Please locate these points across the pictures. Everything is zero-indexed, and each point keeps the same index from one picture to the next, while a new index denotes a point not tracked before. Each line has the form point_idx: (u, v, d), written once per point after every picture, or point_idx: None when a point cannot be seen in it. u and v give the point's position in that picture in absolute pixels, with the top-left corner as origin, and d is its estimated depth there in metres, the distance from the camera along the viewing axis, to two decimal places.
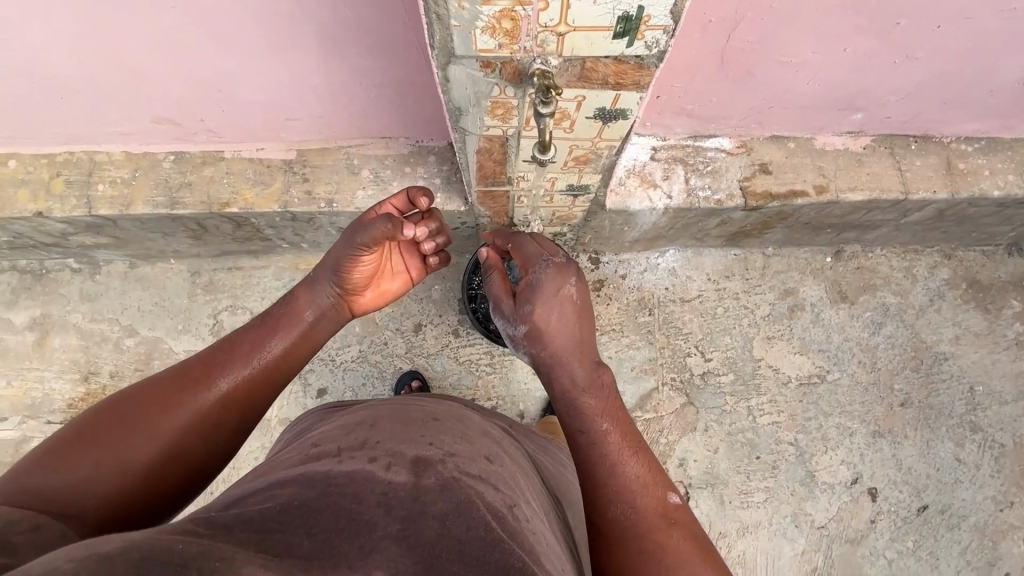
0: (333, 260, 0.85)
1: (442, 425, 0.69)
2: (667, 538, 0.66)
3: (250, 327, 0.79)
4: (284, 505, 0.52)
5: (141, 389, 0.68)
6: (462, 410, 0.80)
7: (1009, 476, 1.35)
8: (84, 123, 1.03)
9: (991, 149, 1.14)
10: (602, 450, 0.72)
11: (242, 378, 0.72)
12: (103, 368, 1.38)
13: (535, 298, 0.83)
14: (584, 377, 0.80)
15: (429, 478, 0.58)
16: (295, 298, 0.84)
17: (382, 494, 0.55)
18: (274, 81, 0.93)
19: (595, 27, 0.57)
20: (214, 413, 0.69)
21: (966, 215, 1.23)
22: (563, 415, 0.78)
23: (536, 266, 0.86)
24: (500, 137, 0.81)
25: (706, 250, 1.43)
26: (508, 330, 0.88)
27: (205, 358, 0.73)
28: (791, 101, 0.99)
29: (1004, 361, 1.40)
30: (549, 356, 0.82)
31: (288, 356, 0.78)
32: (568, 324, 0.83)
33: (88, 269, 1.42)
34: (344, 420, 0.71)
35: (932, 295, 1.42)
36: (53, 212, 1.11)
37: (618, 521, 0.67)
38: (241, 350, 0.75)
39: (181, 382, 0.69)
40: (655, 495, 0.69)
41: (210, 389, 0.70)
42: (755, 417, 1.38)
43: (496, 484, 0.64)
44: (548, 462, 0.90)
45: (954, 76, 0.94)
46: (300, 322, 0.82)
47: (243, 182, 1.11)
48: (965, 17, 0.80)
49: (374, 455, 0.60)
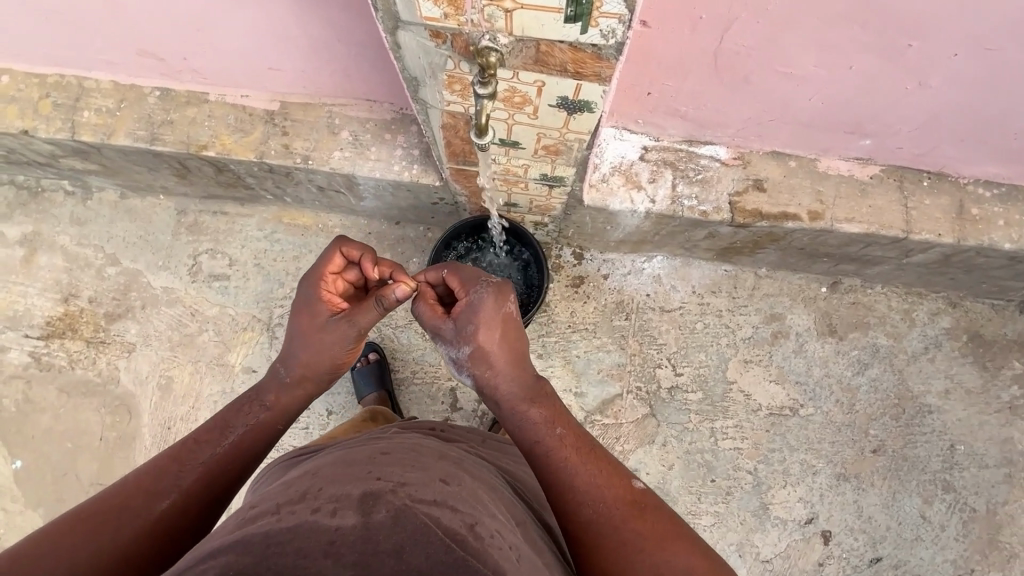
0: (299, 358, 0.79)
1: (392, 457, 0.66)
2: (638, 524, 0.67)
3: (203, 431, 0.74)
4: None
5: (76, 514, 0.63)
6: (422, 439, 0.76)
7: (974, 542, 1.28)
8: (71, 47, 1.03)
9: (1011, 197, 1.05)
10: (560, 457, 0.73)
11: (194, 494, 0.69)
12: (83, 292, 1.41)
13: (477, 319, 0.80)
14: (527, 388, 0.79)
15: (379, 513, 0.56)
16: (252, 397, 0.79)
17: (330, 544, 0.52)
18: (253, 29, 0.91)
19: (543, 7, 0.53)
20: (159, 535, 0.65)
21: (974, 264, 1.14)
22: (516, 433, 0.78)
23: (475, 288, 0.81)
24: (463, 115, 0.77)
25: (695, 262, 1.37)
26: (451, 355, 0.84)
27: (149, 474, 0.68)
28: (791, 116, 0.93)
29: (992, 424, 1.31)
30: (495, 375, 0.79)
31: (244, 465, 0.74)
32: (510, 342, 0.81)
33: (81, 193, 1.45)
34: (288, 475, 0.67)
35: (928, 343, 1.34)
36: (39, 132, 1.12)
37: (591, 521, 0.69)
38: (190, 467, 0.70)
39: (124, 508, 0.64)
40: (620, 485, 0.71)
41: (155, 510, 0.65)
42: (716, 439, 1.33)
43: (455, 505, 0.60)
44: (520, 467, 0.88)
45: (972, 112, 0.86)
46: (264, 427, 0.77)
47: (223, 127, 1.10)
48: (985, 47, 0.72)
49: (317, 505, 0.57)
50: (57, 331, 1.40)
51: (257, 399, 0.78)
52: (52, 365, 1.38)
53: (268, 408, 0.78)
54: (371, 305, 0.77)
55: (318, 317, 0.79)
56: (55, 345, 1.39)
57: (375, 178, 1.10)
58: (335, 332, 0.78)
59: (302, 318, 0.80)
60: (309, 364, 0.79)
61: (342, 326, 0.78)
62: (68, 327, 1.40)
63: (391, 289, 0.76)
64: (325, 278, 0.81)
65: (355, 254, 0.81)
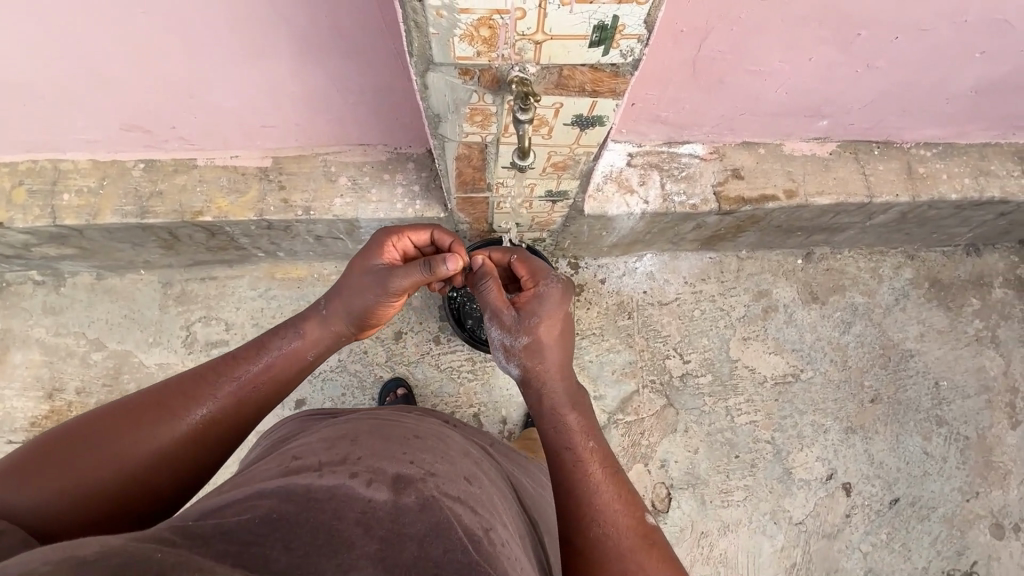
0: (340, 291, 0.85)
1: (423, 444, 0.71)
2: (646, 558, 0.69)
3: (243, 350, 0.77)
4: (264, 519, 0.52)
5: (118, 409, 0.67)
6: (445, 430, 0.80)
7: (973, 467, 1.40)
8: (46, 130, 1.00)
9: (948, 153, 1.20)
10: (586, 468, 0.76)
11: (226, 407, 0.71)
12: (68, 384, 1.33)
13: (542, 313, 0.85)
14: (568, 395, 0.84)
15: (408, 496, 0.59)
16: (291, 323, 0.82)
17: (361, 513, 0.55)
18: (247, 88, 0.92)
19: (571, 35, 0.58)
20: (194, 443, 0.68)
21: (927, 217, 1.28)
22: (552, 433, 0.80)
23: (545, 281, 0.89)
24: (480, 144, 0.81)
25: (682, 254, 1.45)
26: (503, 341, 0.87)
27: (187, 381, 0.71)
28: (759, 109, 1.03)
29: (965, 357, 1.46)
30: (546, 371, 0.84)
31: (273, 391, 0.76)
32: (565, 340, 0.87)
33: (53, 281, 1.37)
34: (325, 434, 0.71)
35: (897, 294, 1.48)
36: (15, 223, 1.07)
37: (599, 541, 0.70)
38: (225, 380, 0.73)
39: (161, 411, 0.67)
40: (634, 517, 0.73)
41: (189, 419, 0.68)
42: (733, 416, 1.40)
43: (475, 506, 0.63)
44: (527, 483, 0.89)
45: (910, 86, 0.98)
46: (295, 356, 0.79)
47: (217, 191, 1.09)
48: (921, 28, 0.84)
49: (355, 471, 0.61)
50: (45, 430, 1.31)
51: (294, 325, 0.81)
52: None
53: (301, 336, 0.80)
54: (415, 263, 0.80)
55: (370, 260, 0.84)
56: None
57: (379, 219, 1.12)
58: (372, 274, 0.83)
59: (358, 259, 0.86)
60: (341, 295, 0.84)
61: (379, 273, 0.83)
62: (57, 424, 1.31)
63: (441, 259, 0.79)
64: (399, 236, 0.86)
65: (429, 232, 0.88)
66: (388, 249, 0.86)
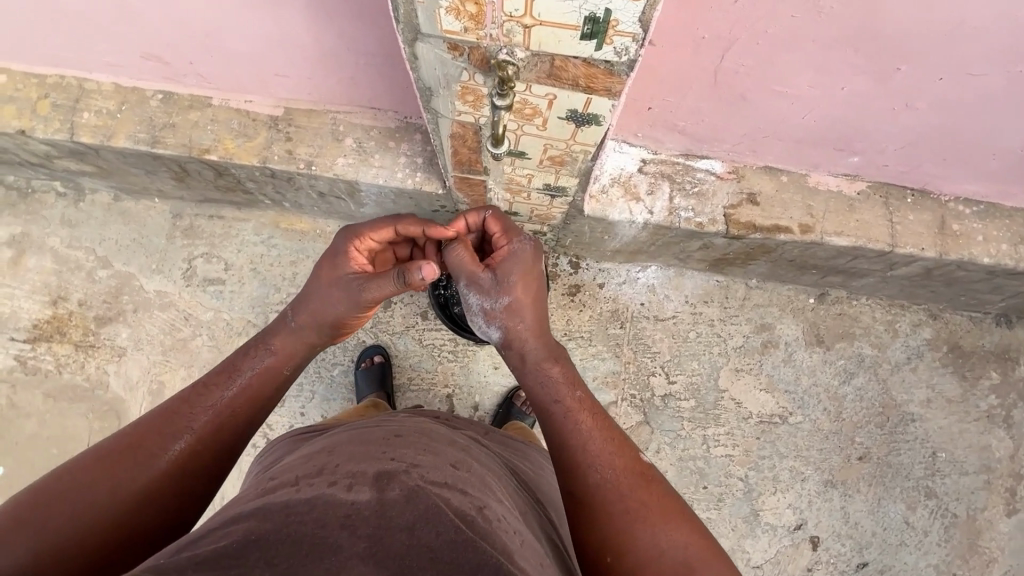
0: (309, 305, 0.84)
1: (404, 440, 0.69)
2: (646, 494, 0.69)
3: (211, 375, 0.77)
4: (243, 540, 0.51)
5: (91, 457, 0.66)
6: (432, 427, 0.78)
7: (955, 547, 1.33)
8: (73, 48, 1.03)
9: (989, 214, 1.10)
10: (577, 417, 0.77)
11: (204, 436, 0.72)
12: (73, 294, 1.39)
13: (519, 268, 0.85)
14: (550, 349, 0.84)
15: (392, 491, 0.58)
16: (257, 344, 0.81)
17: (345, 515, 0.54)
18: (263, 36, 0.91)
19: (562, 24, 0.55)
20: (177, 476, 0.69)
21: (955, 278, 1.19)
22: (537, 388, 0.81)
23: (518, 237, 0.88)
24: (473, 125, 0.79)
25: (688, 272, 1.40)
26: (483, 305, 0.86)
27: (158, 420, 0.71)
28: (784, 133, 0.97)
29: (971, 432, 1.36)
30: (525, 329, 0.84)
31: (252, 411, 0.77)
32: (540, 299, 0.86)
33: (73, 195, 1.42)
34: (305, 452, 0.69)
35: (910, 353, 1.39)
36: (36, 132, 1.11)
37: (598, 485, 0.70)
38: (200, 410, 0.73)
39: (136, 454, 0.67)
40: (628, 456, 0.73)
41: (167, 455, 0.69)
42: (708, 446, 1.36)
43: (463, 489, 0.62)
44: (526, 467, 0.87)
45: (952, 134, 0.91)
46: (269, 372, 0.79)
47: (226, 132, 1.11)
48: (968, 72, 0.77)
49: (334, 479, 0.59)
50: (45, 334, 1.37)
51: (261, 345, 0.81)
52: (39, 369, 1.36)
53: (272, 353, 0.81)
54: (388, 277, 0.81)
55: (338, 270, 0.85)
56: (42, 348, 1.37)
57: (378, 185, 1.11)
58: (346, 287, 0.83)
59: (324, 267, 0.86)
60: (313, 311, 0.84)
61: (354, 286, 0.83)
62: (56, 330, 1.38)
63: (415, 265, 0.80)
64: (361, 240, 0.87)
65: (391, 228, 0.88)
66: (352, 250, 0.86)
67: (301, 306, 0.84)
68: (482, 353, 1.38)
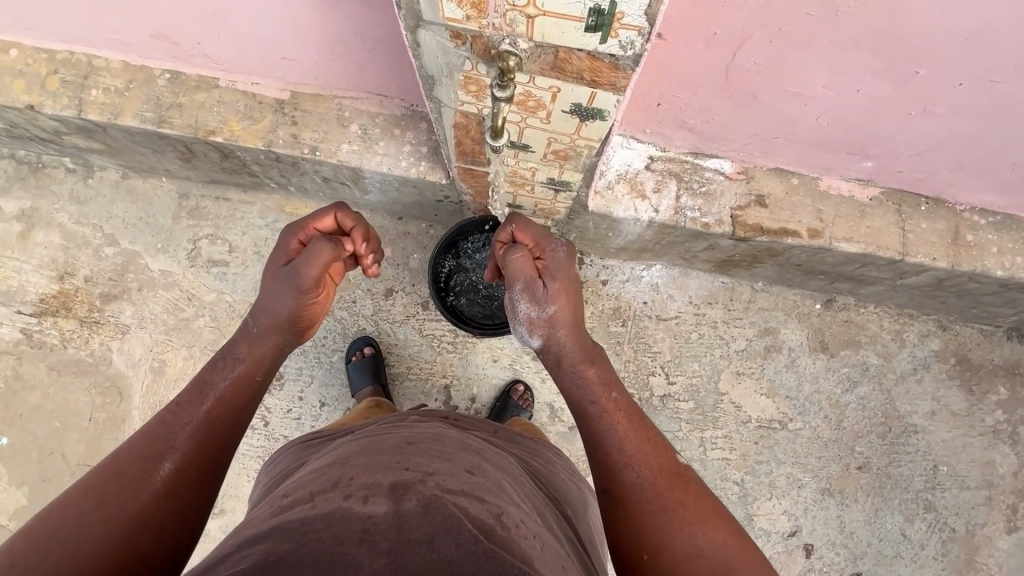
0: (266, 309, 0.81)
1: (418, 446, 0.65)
2: (681, 495, 0.70)
3: (180, 398, 0.73)
4: (259, 564, 0.49)
5: (72, 496, 0.61)
6: (446, 429, 0.74)
7: (952, 561, 1.31)
8: (82, 24, 1.03)
9: (1006, 226, 1.07)
10: (612, 419, 0.77)
11: (190, 453, 0.69)
12: (79, 270, 1.40)
13: (559, 275, 0.84)
14: (587, 351, 0.84)
15: (409, 502, 0.55)
16: (221, 356, 0.79)
17: (364, 531, 0.52)
18: (271, 18, 0.90)
19: (565, 15, 0.53)
20: (171, 495, 0.65)
21: (966, 289, 1.16)
22: (574, 391, 0.82)
23: (552, 245, 0.86)
24: (476, 115, 0.77)
25: (693, 272, 1.38)
26: (530, 315, 0.85)
27: (136, 448, 0.67)
28: (797, 135, 0.94)
29: (975, 447, 1.34)
30: (563, 332, 0.84)
31: (232, 421, 0.74)
32: (578, 302, 0.86)
33: (82, 171, 1.43)
34: (315, 465, 0.66)
35: (917, 364, 1.36)
36: (45, 107, 1.11)
37: (636, 484, 0.72)
38: (179, 429, 0.70)
39: (121, 484, 0.63)
40: (664, 457, 0.74)
41: (156, 477, 0.65)
42: (705, 449, 1.35)
43: (481, 496, 0.59)
44: (539, 465, 0.85)
45: (972, 142, 0.88)
46: (241, 382, 0.77)
47: (232, 114, 1.10)
48: (988, 78, 0.74)
49: (349, 491, 0.56)
50: (51, 309, 1.39)
51: (226, 356, 0.79)
52: (44, 342, 1.38)
53: (241, 360, 0.79)
54: (320, 243, 0.79)
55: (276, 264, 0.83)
56: (48, 323, 1.39)
57: (382, 173, 1.10)
58: (283, 279, 0.80)
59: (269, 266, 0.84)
60: (270, 315, 0.81)
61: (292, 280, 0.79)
62: (62, 305, 1.39)
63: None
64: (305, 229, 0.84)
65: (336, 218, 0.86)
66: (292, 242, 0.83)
67: (258, 312, 0.82)
68: (482, 345, 1.37)
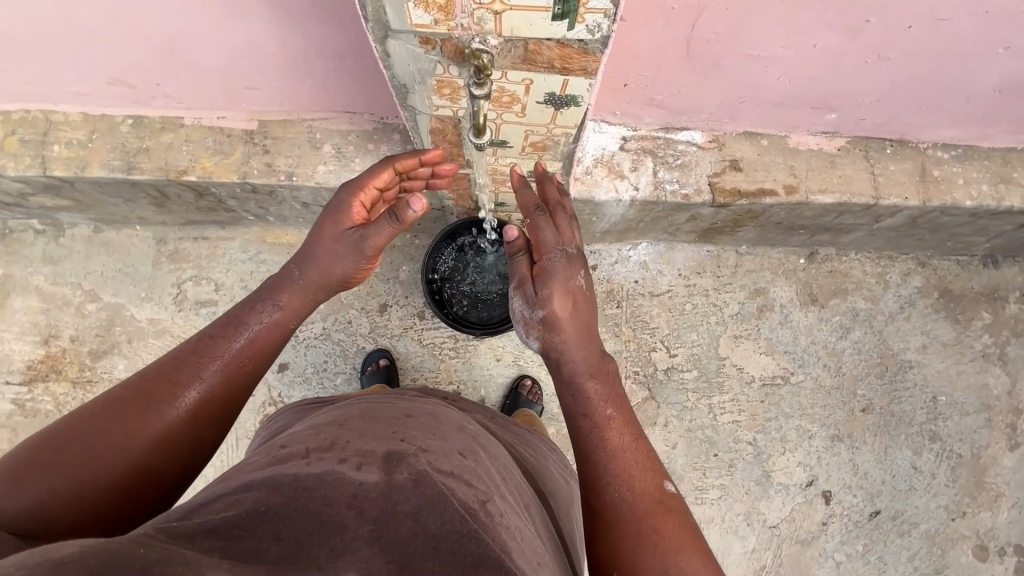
0: (314, 257, 0.80)
1: (415, 421, 0.67)
2: (661, 522, 0.69)
3: (215, 326, 0.73)
4: (249, 513, 0.51)
5: (102, 404, 0.64)
6: (442, 407, 0.76)
7: (963, 486, 1.36)
8: (35, 80, 1.00)
9: (968, 157, 1.12)
10: (605, 435, 0.75)
11: (213, 388, 0.69)
12: (64, 332, 1.37)
13: (551, 286, 0.81)
14: (591, 363, 0.80)
15: (400, 474, 0.57)
16: (263, 296, 0.77)
17: (352, 496, 0.53)
18: (231, 48, 0.90)
19: (532, 7, 0.55)
20: (188, 424, 0.66)
21: (939, 224, 1.21)
22: (572, 402, 0.79)
23: (549, 255, 0.82)
24: (452, 118, 0.78)
25: (678, 245, 1.41)
26: (524, 313, 0.86)
27: (168, 367, 0.68)
28: (760, 97, 0.97)
29: (968, 373, 1.39)
30: (563, 342, 0.81)
31: (261, 360, 0.74)
32: (580, 313, 0.82)
33: (52, 231, 1.40)
34: (315, 421, 0.68)
35: (903, 302, 1.41)
36: (7, 170, 1.09)
37: (615, 503, 0.71)
38: (207, 360, 0.70)
39: (144, 402, 0.65)
40: (652, 483, 0.72)
41: (178, 405, 0.66)
42: (715, 414, 1.38)
43: (470, 480, 0.61)
44: (530, 455, 0.87)
45: (927, 81, 0.92)
46: (276, 328, 0.76)
47: (202, 151, 1.09)
48: (936, 18, 0.78)
49: (344, 456, 0.58)
50: (40, 374, 1.36)
51: (268, 298, 0.77)
52: (38, 410, 1.35)
53: (279, 308, 0.77)
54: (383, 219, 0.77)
55: (339, 224, 0.81)
56: (39, 389, 1.35)
57: None
58: (346, 240, 0.80)
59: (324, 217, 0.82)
60: (315, 263, 0.80)
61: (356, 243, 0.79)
62: (51, 369, 1.36)
63: (404, 202, 0.75)
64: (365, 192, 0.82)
65: (391, 168, 0.82)
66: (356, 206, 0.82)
67: (306, 257, 0.81)
68: (483, 346, 1.38)
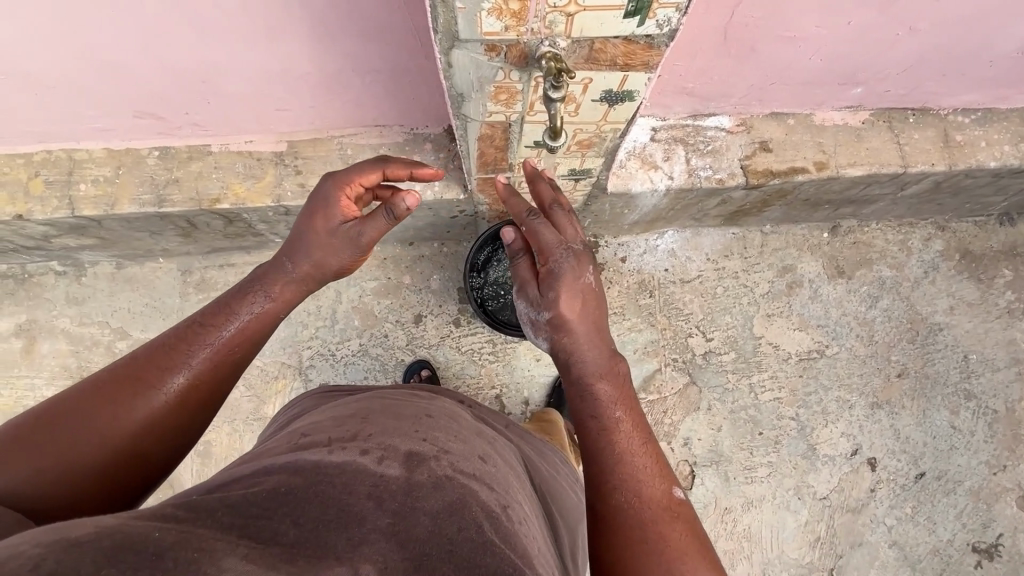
0: (303, 247, 0.77)
1: (436, 422, 0.65)
2: (667, 528, 0.62)
3: (202, 314, 0.70)
4: (272, 492, 0.49)
5: (90, 387, 0.62)
6: (457, 408, 0.75)
7: (1001, 440, 1.39)
8: (60, 120, 0.99)
9: (987, 120, 1.15)
10: (614, 437, 0.70)
11: (202, 375, 0.67)
12: (96, 372, 1.35)
13: (559, 286, 0.80)
14: (600, 364, 0.77)
15: (422, 473, 0.55)
16: (253, 285, 0.74)
17: (373, 486, 0.52)
18: (263, 71, 0.89)
19: (606, 7, 0.55)
20: (177, 410, 0.65)
21: (962, 187, 1.24)
22: (580, 401, 0.74)
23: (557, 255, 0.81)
24: (503, 123, 0.78)
25: (704, 231, 1.42)
26: (533, 315, 0.85)
27: (157, 352, 0.65)
28: (790, 78, 0.98)
29: (996, 329, 1.42)
30: (573, 342, 0.79)
31: (251, 349, 0.72)
32: (591, 315, 0.80)
33: (73, 271, 1.37)
34: (333, 412, 0.67)
35: (926, 267, 1.44)
36: (34, 214, 1.06)
37: (622, 507, 0.64)
38: (197, 348, 0.67)
39: (132, 386, 0.62)
40: (661, 488, 0.65)
41: (167, 391, 0.64)
42: (756, 394, 1.39)
43: (491, 484, 0.60)
44: (542, 466, 0.85)
45: (954, 50, 0.94)
46: (268, 317, 0.73)
47: (233, 177, 1.08)
48: None
49: (367, 447, 0.57)
50: None
51: (259, 288, 0.74)
52: None
53: (271, 299, 0.74)
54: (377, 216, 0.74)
55: (330, 218, 0.77)
56: None
57: None
58: (338, 228, 0.77)
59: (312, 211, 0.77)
60: (303, 252, 0.77)
61: (349, 234, 0.76)
62: None
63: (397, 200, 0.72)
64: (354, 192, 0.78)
65: (381, 171, 0.79)
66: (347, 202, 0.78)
67: (294, 247, 0.77)
68: (522, 347, 1.38)
